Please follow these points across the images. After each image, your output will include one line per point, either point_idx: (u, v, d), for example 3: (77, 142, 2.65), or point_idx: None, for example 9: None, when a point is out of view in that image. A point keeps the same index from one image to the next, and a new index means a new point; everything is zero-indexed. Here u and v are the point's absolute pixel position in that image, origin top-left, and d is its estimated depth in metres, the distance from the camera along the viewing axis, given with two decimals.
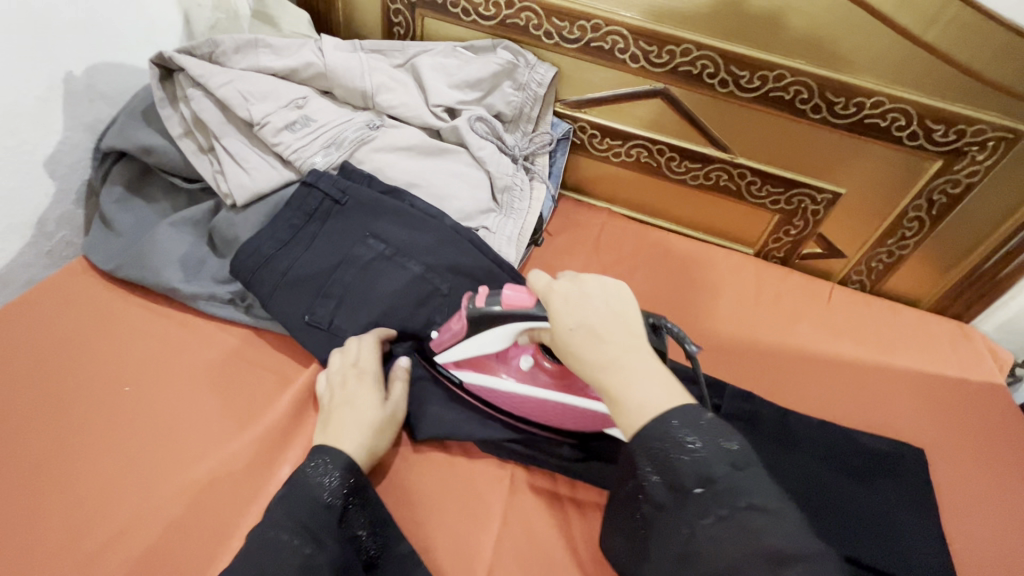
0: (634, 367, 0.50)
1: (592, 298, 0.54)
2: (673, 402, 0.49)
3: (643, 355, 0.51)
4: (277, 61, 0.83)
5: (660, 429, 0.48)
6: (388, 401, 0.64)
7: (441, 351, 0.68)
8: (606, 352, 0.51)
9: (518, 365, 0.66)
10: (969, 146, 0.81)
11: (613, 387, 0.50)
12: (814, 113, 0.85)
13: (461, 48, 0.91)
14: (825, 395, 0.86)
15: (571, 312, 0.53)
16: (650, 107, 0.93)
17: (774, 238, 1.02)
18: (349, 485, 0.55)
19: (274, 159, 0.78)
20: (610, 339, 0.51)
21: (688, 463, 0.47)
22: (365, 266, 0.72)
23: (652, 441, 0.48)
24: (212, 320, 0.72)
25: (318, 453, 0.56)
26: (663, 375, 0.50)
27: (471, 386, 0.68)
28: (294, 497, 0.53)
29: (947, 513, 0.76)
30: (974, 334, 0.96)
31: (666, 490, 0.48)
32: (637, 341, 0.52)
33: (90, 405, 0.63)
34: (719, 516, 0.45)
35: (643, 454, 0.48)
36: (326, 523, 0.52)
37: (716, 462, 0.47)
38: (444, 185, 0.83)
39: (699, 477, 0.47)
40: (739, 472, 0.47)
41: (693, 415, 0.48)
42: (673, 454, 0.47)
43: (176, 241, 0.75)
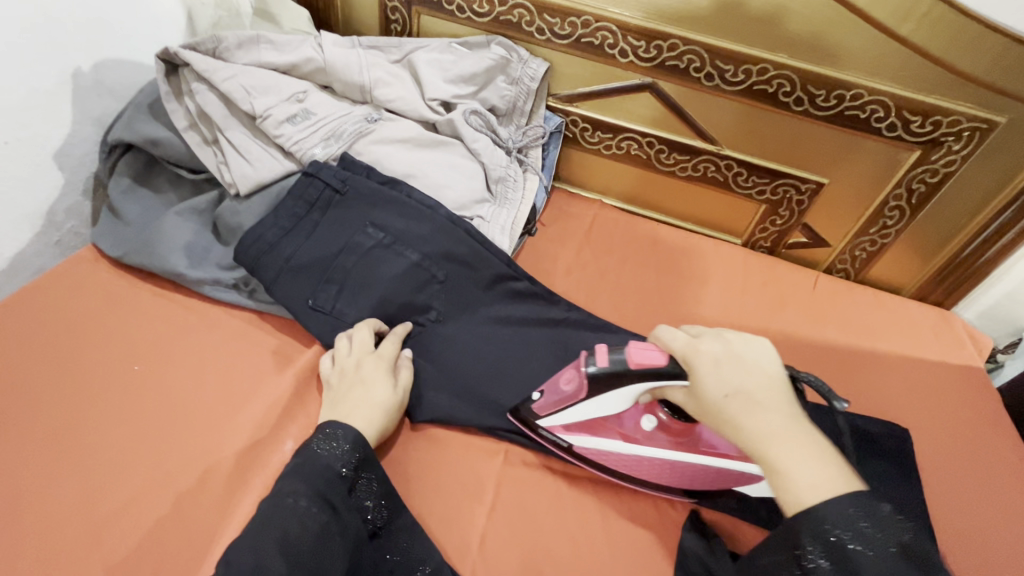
0: (795, 441, 0.50)
1: (742, 364, 0.54)
2: (842, 483, 0.48)
3: (801, 428, 0.51)
4: (278, 57, 0.86)
5: (831, 513, 0.46)
6: (397, 385, 0.67)
7: (545, 414, 0.66)
8: (765, 423, 0.51)
9: (639, 426, 0.65)
10: (945, 136, 0.85)
11: (776, 461, 0.50)
12: (796, 105, 0.88)
13: (456, 44, 0.94)
14: (809, 378, 0.89)
15: (725, 378, 0.53)
16: (640, 100, 0.96)
17: (761, 228, 1.05)
18: (359, 458, 0.59)
19: (276, 151, 0.81)
20: (770, 411, 0.51)
21: (858, 551, 0.45)
22: (364, 252, 0.75)
23: (818, 519, 0.47)
24: (216, 304, 0.75)
25: (331, 426, 0.60)
26: (826, 452, 0.50)
27: (584, 450, 0.67)
28: (309, 466, 0.56)
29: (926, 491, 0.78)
30: (955, 320, 0.99)
31: (835, 574, 0.45)
32: (792, 413, 0.52)
33: (101, 384, 0.66)
34: None
35: (808, 532, 0.47)
36: (338, 490, 0.56)
37: (887, 550, 0.45)
38: (440, 176, 0.86)
39: (879, 568, 0.44)
40: (916, 568, 0.45)
41: (863, 500, 0.47)
42: (839, 534, 0.46)
43: (182, 229, 0.78)
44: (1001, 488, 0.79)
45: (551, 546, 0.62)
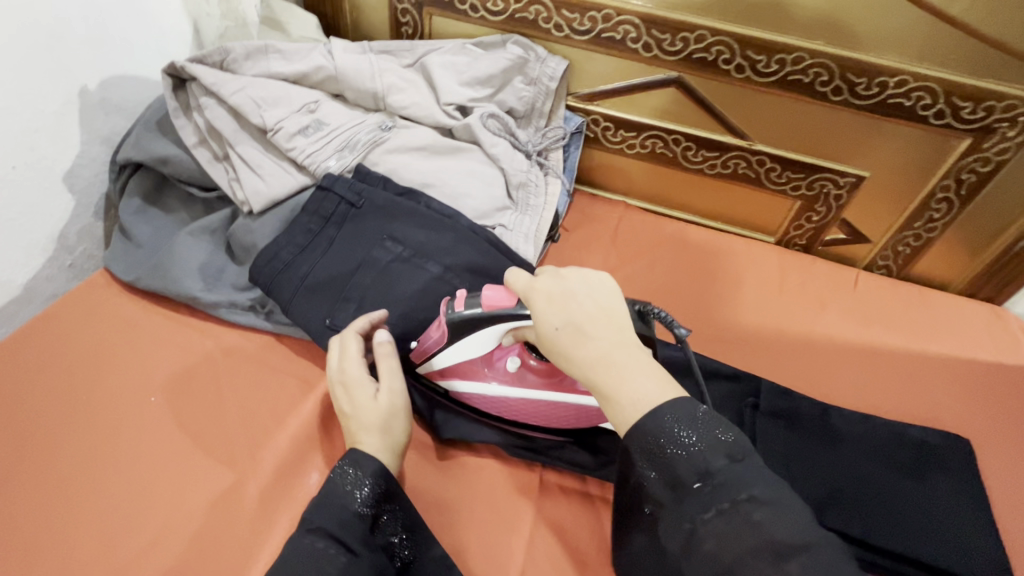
0: (623, 362, 0.49)
1: (570, 294, 0.52)
2: (665, 395, 0.48)
3: (633, 350, 0.50)
4: (287, 66, 0.83)
5: (654, 424, 0.46)
6: (380, 393, 0.60)
7: (424, 359, 0.66)
8: (593, 349, 0.49)
9: (504, 367, 0.65)
10: (999, 122, 0.79)
11: (604, 384, 0.49)
12: (835, 95, 0.83)
13: (470, 45, 0.91)
14: (856, 384, 0.83)
15: (557, 308, 0.51)
16: (665, 96, 0.91)
17: (796, 225, 1.00)
18: (379, 494, 0.54)
19: (288, 165, 0.78)
20: (598, 337, 0.49)
21: (684, 459, 0.45)
22: (383, 268, 0.72)
23: (644, 434, 0.46)
24: (233, 327, 0.72)
25: (348, 460, 0.54)
26: (655, 368, 0.49)
27: (458, 393, 0.67)
28: (322, 505, 0.52)
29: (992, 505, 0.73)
30: (1008, 317, 0.93)
31: (664, 485, 0.46)
32: (625, 337, 0.50)
33: (119, 416, 0.64)
34: (720, 510, 0.43)
35: (638, 450, 0.47)
36: (357, 533, 0.51)
37: (712, 455, 0.45)
38: (458, 184, 0.82)
39: (697, 471, 0.45)
40: (736, 465, 0.45)
41: (682, 408, 0.46)
42: (660, 443, 0.46)
43: (196, 250, 0.75)
44: None
45: None
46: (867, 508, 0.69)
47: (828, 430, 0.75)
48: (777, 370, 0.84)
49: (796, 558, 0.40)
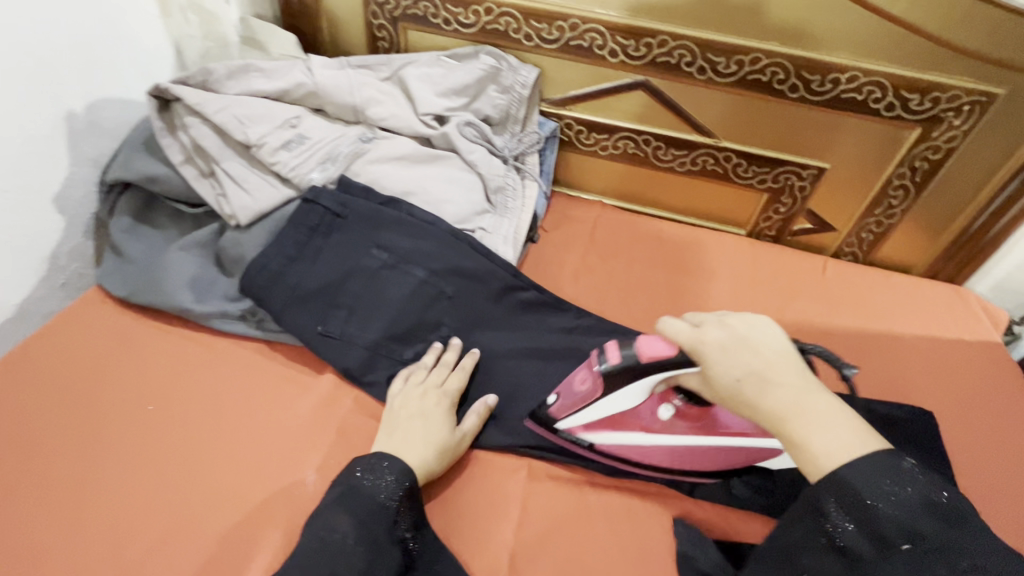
0: (816, 412, 0.47)
1: (758, 343, 0.52)
2: (867, 447, 0.46)
3: (822, 399, 0.48)
4: (268, 84, 0.86)
5: (852, 477, 0.45)
6: (457, 430, 0.66)
7: (563, 416, 0.66)
8: (780, 400, 0.48)
9: (656, 415, 0.65)
10: (945, 112, 0.84)
11: (794, 435, 0.48)
12: (792, 92, 0.87)
13: (445, 57, 0.94)
14: (827, 365, 0.87)
15: (735, 360, 0.51)
16: (633, 99, 0.95)
17: (765, 217, 1.04)
18: (405, 490, 0.59)
19: (273, 178, 0.81)
20: (782, 385, 0.49)
21: (888, 513, 0.44)
22: (368, 273, 0.75)
23: (850, 490, 0.45)
24: (225, 337, 0.74)
25: (383, 455, 0.61)
26: (845, 416, 0.48)
27: (604, 446, 0.67)
28: (351, 494, 0.58)
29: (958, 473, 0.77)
30: (969, 295, 0.98)
31: (866, 540, 0.45)
32: (810, 385, 0.49)
33: (118, 427, 0.66)
34: (933, 574, 0.42)
35: (838, 503, 0.45)
36: (378, 522, 0.56)
37: (922, 515, 0.44)
38: (438, 190, 0.86)
39: (903, 531, 0.44)
40: (952, 529, 0.43)
41: (892, 463, 0.45)
42: (869, 501, 0.45)
43: (186, 264, 0.77)
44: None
45: (583, 560, 0.61)
46: None
47: None
48: None
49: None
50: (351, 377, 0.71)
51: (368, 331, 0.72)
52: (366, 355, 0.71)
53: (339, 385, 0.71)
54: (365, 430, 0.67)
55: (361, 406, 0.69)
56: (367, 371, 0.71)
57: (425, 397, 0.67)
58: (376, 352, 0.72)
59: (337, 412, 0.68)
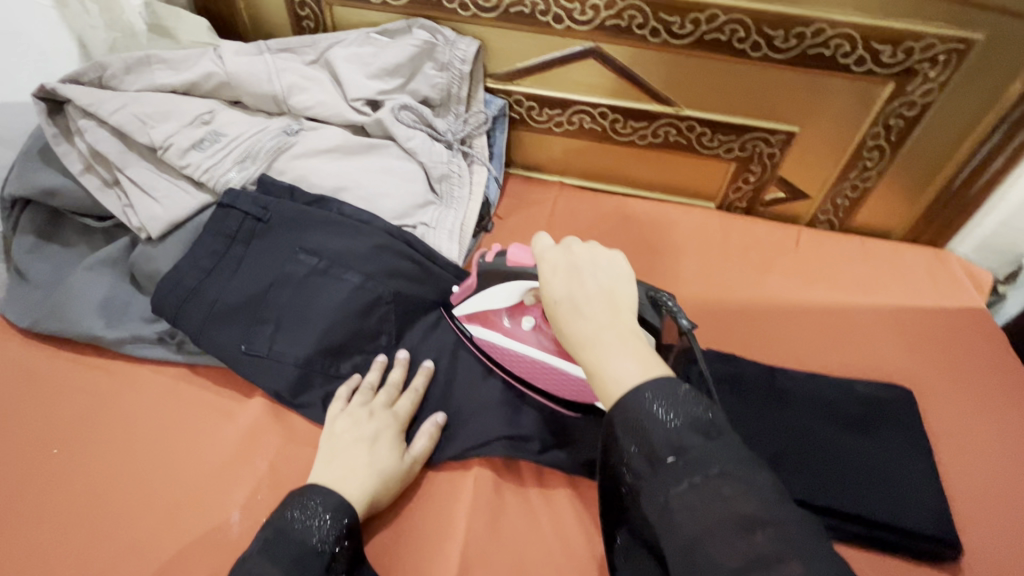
0: (611, 339, 0.48)
1: (588, 272, 0.53)
2: (650, 376, 0.46)
3: (626, 332, 0.49)
4: (174, 76, 0.77)
5: (630, 396, 0.44)
6: (406, 454, 0.60)
7: (456, 302, 0.68)
8: (584, 326, 0.50)
9: (518, 324, 0.65)
10: (920, 63, 0.77)
11: (591, 361, 0.48)
12: (754, 51, 0.80)
13: (374, 34, 0.85)
14: (801, 344, 0.82)
15: (559, 281, 0.52)
16: (584, 69, 0.87)
17: (735, 188, 0.97)
18: (343, 529, 0.52)
19: (185, 183, 0.73)
20: (591, 313, 0.50)
21: (658, 432, 0.43)
22: (296, 283, 0.68)
23: (627, 409, 0.44)
24: (142, 363, 0.68)
25: (313, 495, 0.53)
26: (643, 351, 0.48)
27: (476, 339, 0.67)
28: (279, 538, 0.51)
29: (942, 452, 0.72)
30: (950, 259, 0.93)
31: (641, 458, 0.43)
32: (619, 319, 0.50)
33: (22, 473, 0.60)
34: (691, 484, 0.41)
35: (617, 420, 0.45)
36: (313, 569, 0.50)
37: (687, 431, 0.43)
38: (374, 184, 0.78)
39: (669, 445, 0.42)
40: (712, 442, 0.42)
41: (668, 385, 0.44)
42: (642, 419, 0.43)
43: (95, 285, 0.70)
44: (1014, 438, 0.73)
45: None
46: (814, 470, 0.66)
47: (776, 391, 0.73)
48: (721, 340, 0.82)
49: (763, 528, 0.38)
50: (283, 399, 0.65)
51: (298, 348, 0.65)
52: (297, 374, 0.65)
53: (269, 408, 0.65)
54: (298, 457, 0.62)
55: (294, 430, 0.64)
56: (300, 392, 0.65)
57: (371, 419, 0.61)
58: (308, 370, 0.65)
59: (267, 439, 0.63)
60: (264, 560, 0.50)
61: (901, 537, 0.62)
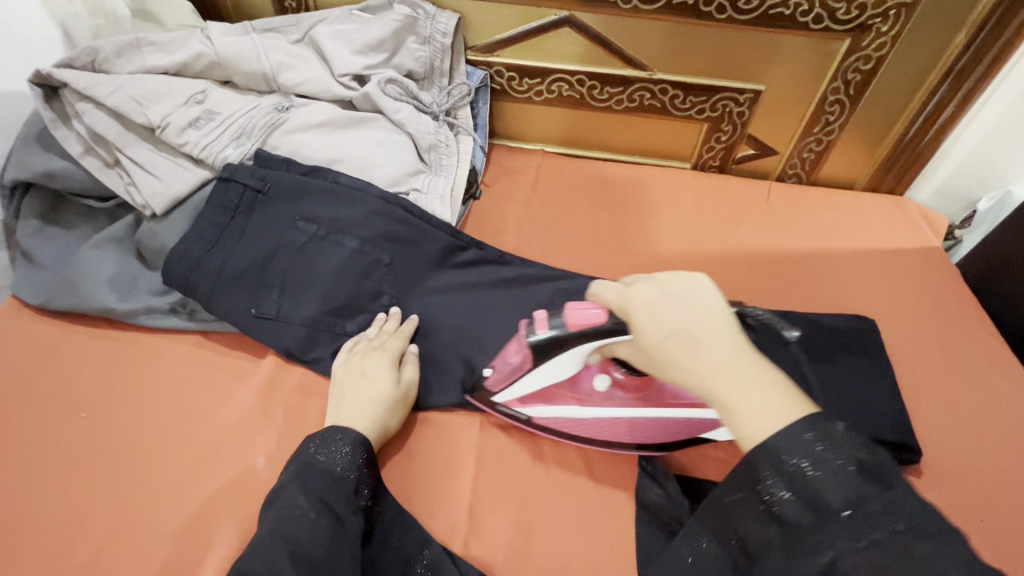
0: (748, 373, 0.42)
1: (693, 299, 0.46)
2: (799, 415, 0.40)
3: (758, 362, 0.42)
4: (165, 58, 0.79)
5: (782, 442, 0.39)
6: (401, 380, 0.65)
7: (500, 388, 0.65)
8: (709, 362, 0.42)
9: (592, 388, 0.64)
10: (872, 19, 0.83)
11: (722, 398, 0.41)
12: (719, 14, 0.85)
13: (357, 10, 0.88)
14: (775, 288, 0.88)
15: (665, 314, 0.45)
16: (560, 38, 0.91)
17: (707, 147, 1.02)
18: (362, 459, 0.57)
19: (185, 161, 0.76)
20: (714, 345, 0.43)
21: (825, 480, 0.37)
22: (298, 249, 0.72)
23: (778, 452, 0.39)
24: (157, 333, 0.71)
25: (332, 430, 0.59)
26: (780, 382, 0.42)
27: (543, 420, 0.65)
28: (305, 471, 0.56)
29: (905, 375, 0.78)
30: (908, 204, 1.00)
31: (801, 507, 0.38)
32: (745, 348, 0.43)
33: (50, 438, 0.63)
34: (875, 541, 0.35)
35: (768, 468, 0.39)
36: (339, 493, 0.55)
37: (861, 479, 0.37)
38: (365, 155, 0.82)
39: (845, 497, 0.36)
40: (890, 491, 0.36)
41: (824, 424, 0.38)
42: (797, 464, 0.38)
43: (104, 262, 0.73)
44: (967, 359, 0.80)
45: (540, 505, 0.62)
46: None
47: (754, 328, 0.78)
48: None
49: None
50: (294, 358, 0.69)
51: (305, 309, 0.70)
52: (306, 333, 0.69)
53: (283, 367, 0.69)
54: (314, 408, 0.66)
55: (306, 384, 0.68)
56: (310, 350, 0.69)
57: (365, 359, 0.66)
58: (316, 328, 0.69)
59: (283, 394, 0.67)
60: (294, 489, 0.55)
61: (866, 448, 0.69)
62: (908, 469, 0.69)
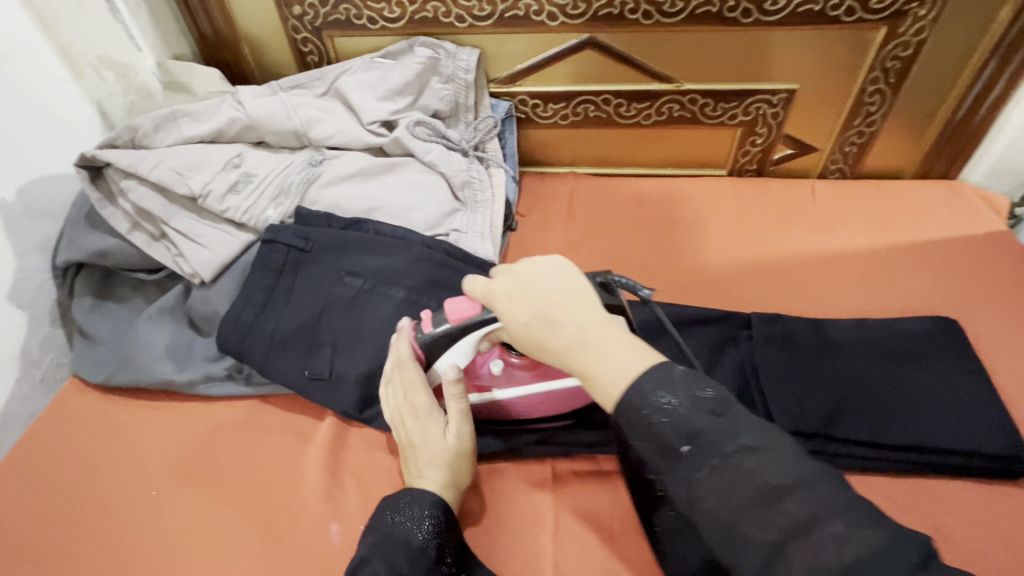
0: (597, 342, 0.48)
1: (544, 286, 0.52)
2: (647, 362, 0.47)
3: (608, 329, 0.49)
4: (200, 127, 0.81)
5: (632, 396, 0.45)
6: (450, 429, 0.60)
7: None
8: (567, 338, 0.49)
9: (491, 373, 0.64)
10: (908, 4, 0.79)
11: (582, 366, 0.48)
12: (745, 18, 0.83)
13: (378, 58, 0.89)
14: (836, 291, 0.84)
15: (519, 307, 0.51)
16: (583, 60, 0.90)
17: (743, 152, 1.00)
18: (439, 525, 0.55)
19: (227, 225, 0.76)
20: (567, 323, 0.49)
21: (667, 424, 0.44)
22: (347, 304, 0.71)
23: (630, 407, 0.45)
24: (216, 401, 0.71)
25: (405, 497, 0.57)
26: (625, 339, 0.49)
27: None
28: (386, 542, 0.54)
29: (1002, 372, 0.72)
30: (965, 188, 0.95)
31: (656, 452, 0.45)
32: (596, 321, 0.50)
33: (122, 520, 0.63)
34: (712, 468, 0.42)
35: (626, 423, 0.46)
36: (421, 564, 0.53)
37: (693, 414, 0.44)
38: (402, 201, 0.82)
39: (682, 434, 0.43)
40: (721, 420, 0.43)
41: (661, 374, 0.45)
42: (646, 416, 0.45)
43: (159, 334, 0.74)
44: None
45: (625, 555, 0.58)
46: (870, 409, 0.64)
47: (826, 338, 0.72)
48: (760, 299, 0.84)
49: (791, 495, 0.39)
50: (355, 416, 0.68)
51: (360, 365, 0.69)
52: (363, 390, 0.68)
53: (345, 426, 0.68)
54: (381, 466, 0.65)
55: (370, 442, 0.67)
56: (369, 407, 0.68)
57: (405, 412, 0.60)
58: (369, 384, 0.68)
59: (350, 453, 0.66)
60: (378, 565, 0.53)
61: (972, 462, 0.62)
62: (1023, 482, 0.63)
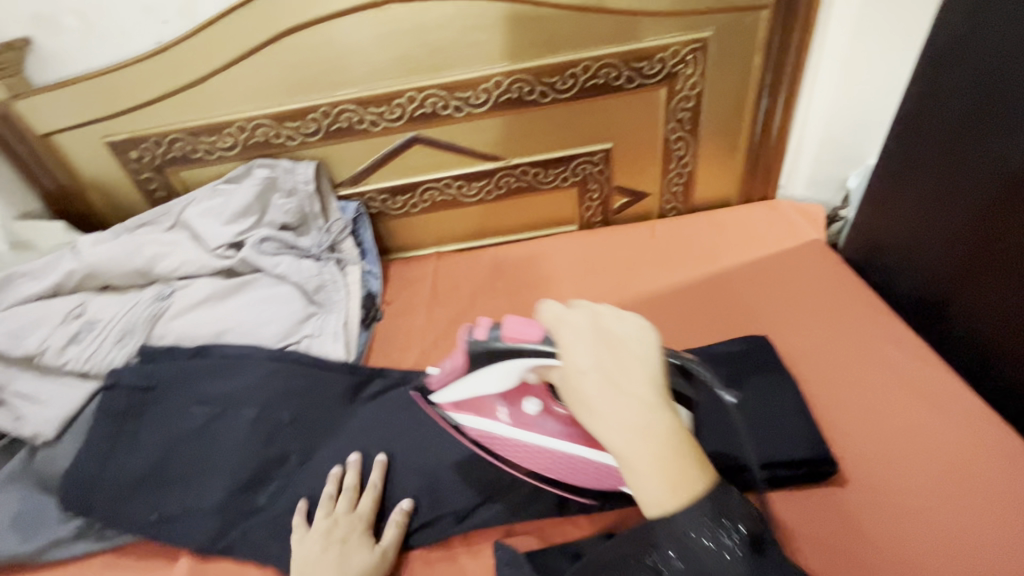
0: (644, 438, 0.49)
1: (623, 344, 0.53)
2: (695, 485, 0.49)
3: (662, 428, 0.49)
4: (38, 285, 0.82)
5: (683, 520, 0.48)
6: (377, 547, 0.65)
7: (439, 389, 0.67)
8: (614, 417, 0.50)
9: (524, 410, 0.65)
10: (676, 67, 0.91)
11: (622, 455, 0.49)
12: (543, 98, 0.92)
13: (221, 184, 0.93)
14: (679, 323, 0.90)
15: (579, 357, 0.52)
16: (415, 155, 0.97)
17: (585, 207, 1.08)
18: None
19: (71, 378, 0.78)
20: (617, 405, 0.50)
21: (712, 552, 0.48)
22: (195, 435, 0.72)
23: (676, 525, 0.48)
24: (68, 564, 0.69)
25: None
26: (674, 444, 0.49)
27: (466, 428, 0.68)
28: None
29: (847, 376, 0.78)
30: (782, 205, 1.06)
31: (688, 569, 0.48)
32: (655, 412, 0.50)
33: None
34: None
35: (669, 540, 0.48)
36: None
37: (737, 556, 0.48)
38: (252, 318, 0.85)
39: (723, 565, 0.48)
40: (756, 559, 0.49)
41: (717, 506, 0.48)
42: (694, 537, 0.48)
43: (6, 504, 0.70)
44: (870, 341, 0.81)
45: None
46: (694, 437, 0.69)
47: None
48: None
49: None
50: (209, 551, 0.67)
51: (210, 497, 0.68)
52: (214, 522, 0.67)
53: (201, 564, 0.67)
54: None
55: None
56: (221, 539, 0.67)
57: (337, 526, 0.65)
58: (223, 513, 0.68)
59: None
60: None
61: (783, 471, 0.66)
62: (834, 480, 0.67)
